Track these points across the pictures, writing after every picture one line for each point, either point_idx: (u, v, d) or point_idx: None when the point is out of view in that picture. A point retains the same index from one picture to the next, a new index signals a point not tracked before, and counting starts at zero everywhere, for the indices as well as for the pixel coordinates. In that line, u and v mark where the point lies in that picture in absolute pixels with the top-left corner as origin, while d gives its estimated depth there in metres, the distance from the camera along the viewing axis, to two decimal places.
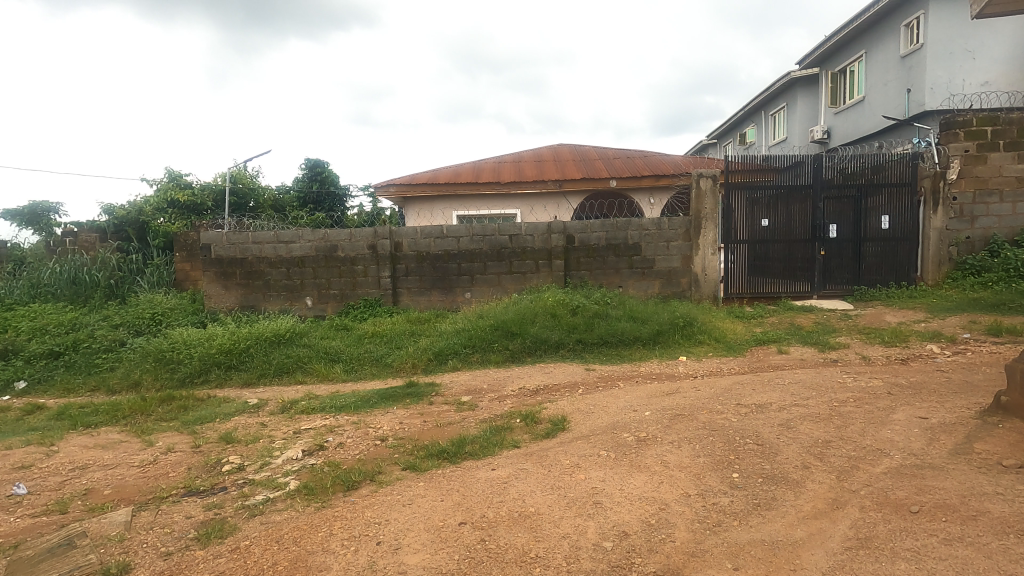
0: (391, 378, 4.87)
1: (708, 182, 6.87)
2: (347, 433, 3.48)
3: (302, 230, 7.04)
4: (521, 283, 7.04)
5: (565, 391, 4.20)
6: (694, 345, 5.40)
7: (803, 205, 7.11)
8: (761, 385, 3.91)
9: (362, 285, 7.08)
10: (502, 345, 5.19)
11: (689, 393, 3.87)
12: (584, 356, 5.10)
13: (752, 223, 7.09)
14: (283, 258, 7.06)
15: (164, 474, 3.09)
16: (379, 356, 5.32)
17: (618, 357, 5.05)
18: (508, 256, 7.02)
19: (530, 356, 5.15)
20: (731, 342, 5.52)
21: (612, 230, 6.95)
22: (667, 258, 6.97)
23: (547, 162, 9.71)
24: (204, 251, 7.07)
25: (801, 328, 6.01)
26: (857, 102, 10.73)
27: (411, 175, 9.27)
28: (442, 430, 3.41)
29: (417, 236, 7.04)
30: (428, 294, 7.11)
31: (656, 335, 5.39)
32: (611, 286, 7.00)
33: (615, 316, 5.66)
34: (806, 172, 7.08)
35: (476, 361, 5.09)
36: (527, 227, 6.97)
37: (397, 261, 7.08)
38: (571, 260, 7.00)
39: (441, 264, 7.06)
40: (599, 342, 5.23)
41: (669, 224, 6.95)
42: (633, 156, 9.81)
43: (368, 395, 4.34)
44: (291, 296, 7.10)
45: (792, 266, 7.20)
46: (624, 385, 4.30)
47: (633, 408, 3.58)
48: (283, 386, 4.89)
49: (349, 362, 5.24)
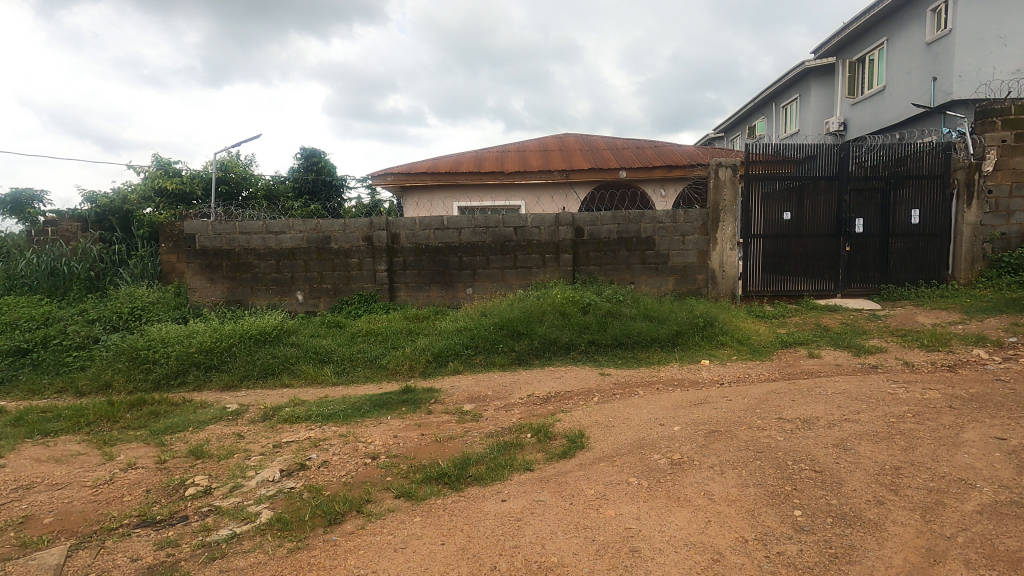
0: (386, 383, 4.43)
1: (727, 172, 6.43)
2: (334, 449, 3.05)
3: (293, 221, 6.59)
4: (526, 278, 6.61)
5: (579, 399, 3.77)
6: (716, 347, 4.98)
7: (827, 198, 6.67)
8: (801, 395, 3.49)
9: (357, 279, 6.64)
10: (507, 346, 4.75)
11: (721, 404, 3.44)
12: (597, 358, 4.67)
13: (774, 216, 6.64)
14: (273, 250, 6.62)
15: (119, 497, 2.66)
16: (373, 356, 4.89)
17: (635, 360, 4.61)
18: (512, 249, 6.58)
19: (538, 359, 4.71)
20: (755, 345, 5.09)
21: (624, 223, 6.51)
22: (682, 253, 6.54)
23: (552, 151, 9.26)
24: (188, 241, 6.61)
25: (829, 330, 5.59)
26: (876, 91, 10.27)
27: (410, 164, 8.81)
28: (442, 446, 2.98)
29: (416, 227, 6.59)
30: (427, 289, 6.67)
31: (675, 336, 4.95)
32: (622, 283, 6.58)
33: (629, 316, 5.23)
34: (832, 162, 6.62)
35: (480, 363, 4.65)
36: (534, 218, 6.52)
37: (394, 255, 6.64)
38: (579, 254, 6.56)
39: (441, 258, 6.62)
40: (613, 343, 4.79)
41: (685, 217, 6.51)
42: (642, 146, 9.36)
43: (359, 402, 3.90)
44: (281, 291, 6.66)
45: (814, 263, 6.76)
46: (645, 394, 3.86)
47: (660, 421, 3.15)
48: (268, 390, 4.45)
49: (340, 364, 4.81)
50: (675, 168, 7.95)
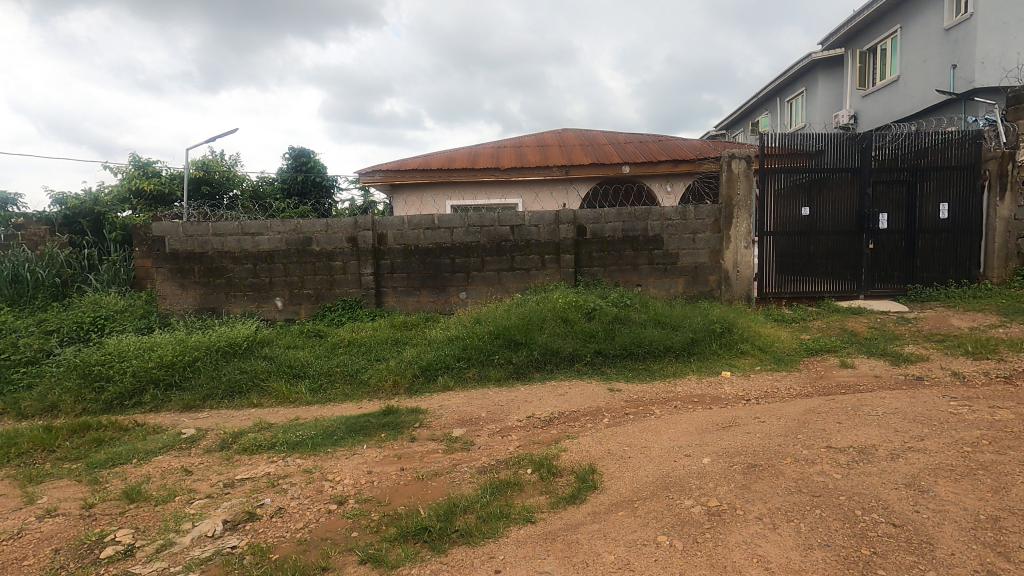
0: (367, 402, 3.91)
1: (742, 164, 5.93)
2: (293, 490, 2.52)
3: (271, 221, 6.08)
4: (524, 281, 6.10)
5: (586, 421, 3.27)
6: (735, 356, 4.47)
7: (848, 191, 6.18)
8: (848, 416, 2.98)
9: (341, 284, 6.12)
10: (504, 357, 4.23)
11: (754, 428, 2.94)
12: (606, 370, 4.16)
13: (791, 211, 6.15)
14: (249, 253, 6.11)
15: (20, 559, 2.13)
16: (354, 370, 4.38)
17: (647, 372, 4.11)
18: (509, 250, 6.07)
19: (539, 372, 4.20)
20: (778, 353, 4.60)
21: (630, 221, 6.02)
22: (693, 252, 6.04)
23: (550, 147, 8.77)
24: (157, 244, 6.09)
25: (856, 335, 5.10)
26: (889, 82, 9.81)
27: (400, 161, 8.31)
28: (426, 486, 2.47)
29: (404, 227, 6.08)
30: (417, 294, 6.16)
31: (691, 344, 4.44)
32: (629, 285, 6.08)
33: (638, 322, 4.73)
34: (852, 153, 6.15)
35: (473, 378, 4.14)
36: (532, 216, 6.02)
37: (381, 256, 6.13)
38: (582, 255, 6.07)
39: (432, 260, 6.12)
40: (622, 353, 4.28)
41: (695, 213, 6.02)
42: (646, 140, 8.87)
43: (333, 426, 3.37)
44: (259, 297, 6.14)
45: (836, 262, 6.25)
46: (662, 413, 3.36)
47: (686, 452, 2.65)
48: (232, 411, 3.93)
49: (316, 380, 4.29)
50: (681, 162, 7.46)
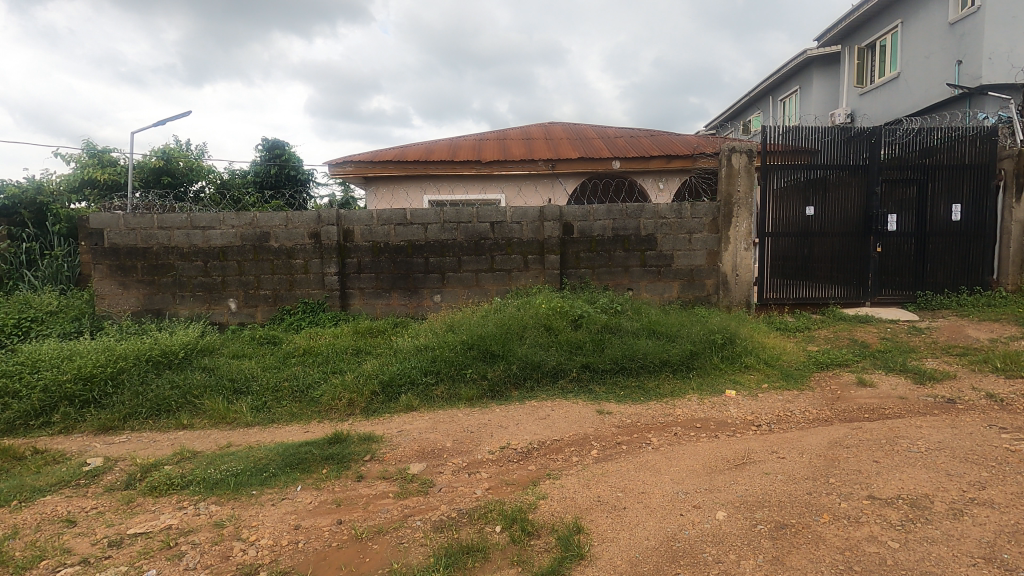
0: (315, 426, 3.34)
1: (742, 159, 5.45)
2: (192, 555, 1.95)
3: (224, 214, 5.47)
4: (505, 283, 5.57)
5: (572, 454, 2.74)
6: (739, 371, 3.97)
7: (855, 190, 5.72)
8: (884, 452, 2.48)
9: (302, 284, 5.53)
10: (478, 372, 3.68)
11: (773, 467, 2.43)
12: (593, 388, 3.61)
13: (794, 211, 5.69)
14: (199, 249, 5.49)
15: None
16: (305, 386, 3.80)
17: (640, 391, 3.58)
18: (488, 249, 5.53)
19: (518, 389, 3.65)
20: (786, 367, 4.12)
21: (621, 219, 5.52)
22: (689, 254, 5.56)
23: (537, 140, 8.25)
24: (94, 238, 5.43)
25: (868, 347, 4.64)
26: (889, 80, 9.44)
27: (374, 152, 7.73)
28: (364, 552, 1.91)
29: (373, 222, 5.51)
30: (386, 297, 5.59)
31: (689, 357, 3.92)
32: (619, 289, 5.58)
33: (630, 331, 4.21)
34: (859, 149, 5.70)
35: (441, 396, 3.58)
36: (514, 212, 5.49)
37: (346, 254, 5.55)
38: (568, 255, 5.54)
39: (404, 259, 5.55)
40: (613, 368, 3.74)
41: (691, 211, 5.54)
42: (637, 134, 8.40)
43: (267, 457, 2.80)
44: (209, 298, 5.53)
45: (842, 266, 5.78)
46: (661, 444, 2.85)
47: (694, 503, 2.13)
48: (155, 435, 3.33)
49: (260, 397, 3.70)
50: (674, 157, 6.98)
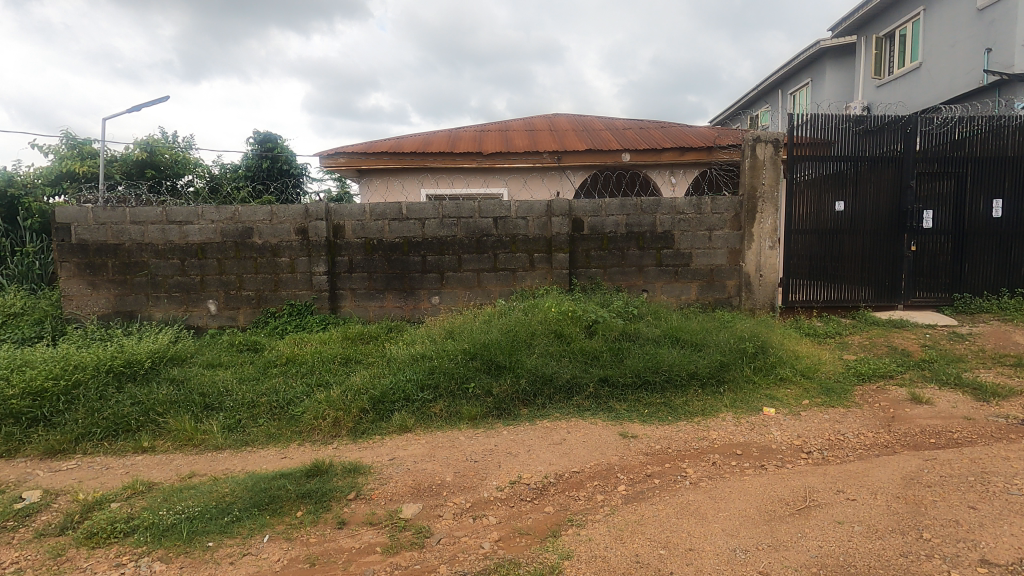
0: (294, 450, 2.90)
1: (768, 149, 5.02)
2: None
3: (202, 207, 5.01)
4: (509, 284, 5.13)
5: (597, 492, 2.30)
6: (774, 385, 3.54)
7: (888, 183, 5.29)
8: (977, 495, 2.05)
9: (288, 284, 5.08)
10: (482, 387, 3.24)
11: (845, 513, 2.00)
12: (613, 406, 3.17)
13: (823, 206, 5.25)
14: (176, 246, 5.03)
15: None
16: (286, 401, 3.36)
17: (667, 409, 3.14)
18: (491, 247, 5.09)
19: (527, 407, 3.20)
20: (826, 380, 3.69)
21: (635, 214, 5.08)
22: (708, 253, 5.13)
23: (541, 131, 7.79)
24: (60, 233, 4.96)
25: (911, 356, 4.21)
26: (910, 70, 8.99)
27: (368, 143, 7.27)
28: None
29: (366, 217, 5.06)
30: (380, 298, 5.14)
31: (720, 369, 3.48)
32: (633, 291, 5.14)
33: (650, 339, 3.79)
34: (893, 139, 5.27)
35: (440, 415, 3.13)
36: (519, 207, 5.05)
37: (337, 252, 5.10)
38: (577, 254, 5.11)
39: (399, 257, 5.10)
40: (635, 382, 3.30)
41: (712, 206, 5.10)
42: (646, 126, 7.95)
43: (233, 493, 2.35)
44: (187, 300, 5.07)
45: (873, 267, 5.35)
46: (701, 478, 2.41)
47: (757, 567, 1.70)
48: (109, 462, 2.88)
49: (233, 414, 3.25)
50: (689, 149, 6.52)
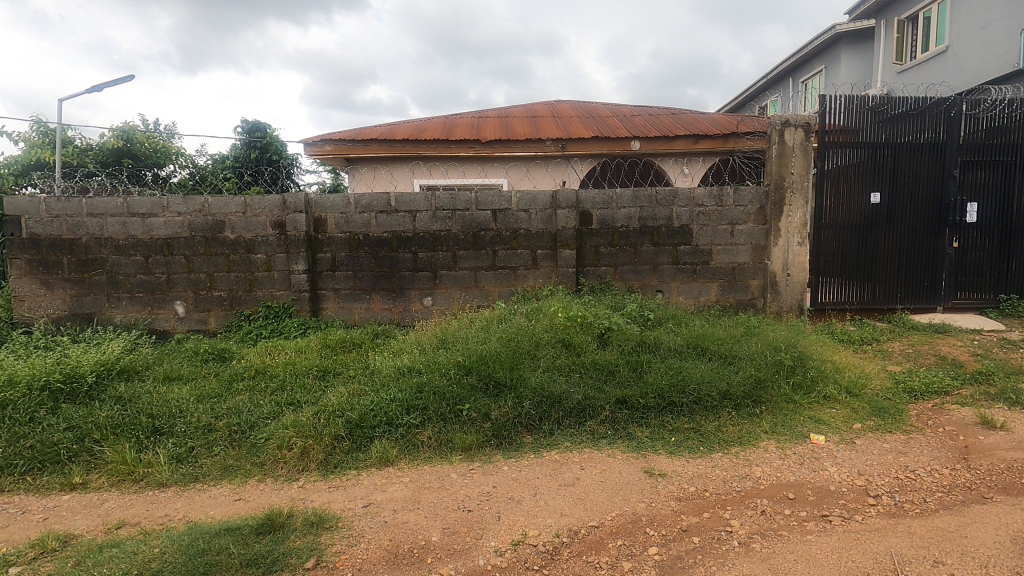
0: (251, 491, 2.39)
1: (798, 135, 4.51)
2: None
3: (168, 198, 4.49)
4: (509, 284, 4.63)
5: (626, 559, 1.80)
6: (816, 405, 3.05)
7: (929, 173, 4.79)
8: None
9: (264, 284, 4.57)
10: (477, 409, 2.74)
11: None
12: (633, 433, 2.68)
13: (857, 199, 4.74)
14: (139, 242, 4.52)
15: None
16: (249, 425, 2.86)
17: (697, 437, 2.65)
18: (489, 243, 4.59)
19: (531, 435, 2.70)
20: (874, 398, 3.21)
21: (649, 207, 4.58)
22: (730, 249, 4.64)
23: (543, 118, 7.27)
24: (8, 227, 4.43)
25: (965, 367, 3.73)
26: (935, 54, 8.47)
27: (357, 130, 6.75)
28: None
29: (350, 209, 4.54)
30: (366, 300, 4.64)
31: (756, 387, 2.99)
32: (646, 291, 4.65)
33: (672, 350, 3.30)
34: (935, 124, 4.76)
35: (428, 444, 2.63)
36: (520, 198, 4.54)
37: (318, 248, 4.58)
38: (585, 250, 4.61)
39: (387, 254, 4.60)
40: (659, 404, 2.81)
41: (734, 198, 4.59)
42: (656, 113, 7.41)
43: (162, 557, 1.85)
44: (152, 301, 4.56)
45: (912, 265, 4.85)
46: (752, 537, 1.91)
47: None
48: (26, 504, 2.38)
49: (184, 441, 2.75)
50: (704, 136, 6.01)
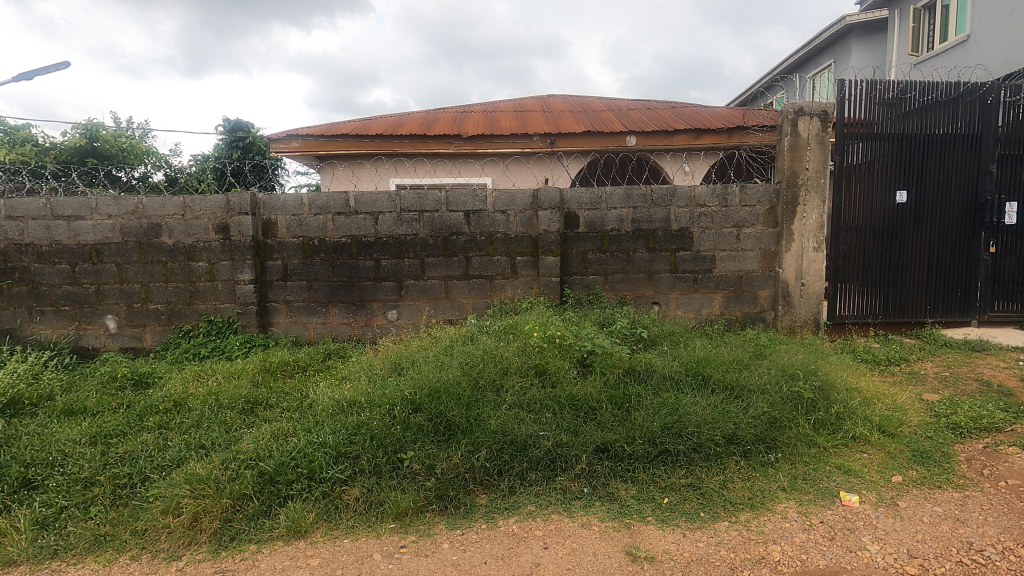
0: None
1: (813, 125, 3.94)
2: None
3: (97, 198, 3.96)
4: (485, 296, 4.08)
5: None
6: (843, 449, 2.49)
7: (962, 169, 4.22)
8: None
9: (206, 296, 4.03)
10: (421, 461, 2.18)
11: None
12: (616, 492, 2.12)
13: (881, 198, 4.17)
14: (64, 248, 3.98)
15: None
16: (141, 478, 2.30)
17: (697, 498, 2.09)
18: (462, 249, 4.04)
19: (487, 495, 2.15)
20: (915, 438, 2.63)
21: (643, 207, 4.03)
22: (736, 256, 4.08)
23: (532, 112, 6.72)
24: None
25: (1016, 396, 3.15)
26: (955, 44, 7.89)
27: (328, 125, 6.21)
28: None
29: (303, 210, 4.00)
30: (322, 314, 4.09)
31: (769, 429, 2.43)
32: (640, 303, 4.10)
33: (668, 378, 2.74)
34: (969, 113, 4.19)
35: (356, 507, 2.08)
36: (497, 197, 3.99)
37: (267, 255, 4.04)
38: (570, 256, 4.06)
39: (346, 261, 4.05)
40: (649, 451, 2.25)
41: (741, 197, 4.03)
42: (655, 107, 6.84)
43: None
44: (79, 315, 4.03)
45: (943, 273, 4.27)
46: None
47: None
48: None
49: (54, 499, 2.20)
50: (706, 131, 5.46)
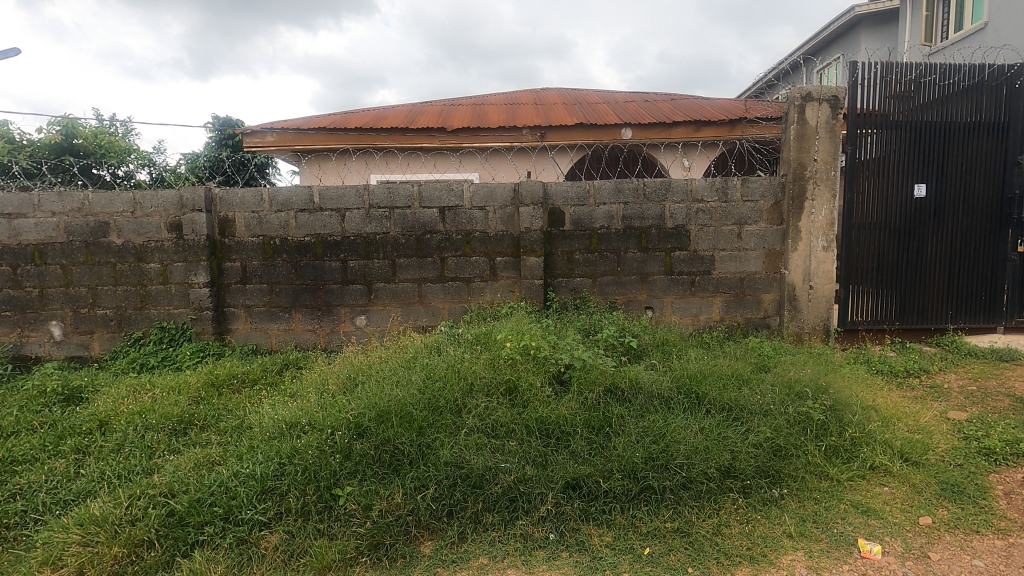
0: None
1: (822, 112, 3.57)
2: None
3: (39, 194, 3.63)
4: (461, 300, 3.74)
5: None
6: (860, 483, 2.12)
7: (989, 161, 3.83)
8: None
9: (159, 300, 3.71)
10: (357, 500, 1.83)
11: None
12: (588, 540, 1.77)
13: (897, 193, 3.79)
14: (4, 248, 3.66)
15: None
16: (34, 517, 1.97)
17: (685, 548, 1.73)
18: (436, 249, 3.70)
19: (433, 542, 1.81)
20: (945, 467, 2.26)
21: (635, 203, 3.67)
22: (737, 256, 3.72)
23: (523, 105, 6.38)
24: None
25: None
26: (973, 32, 7.49)
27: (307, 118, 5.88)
28: None
29: (263, 207, 3.66)
30: (284, 319, 3.76)
31: (773, 459, 2.08)
32: (632, 308, 3.74)
33: (657, 397, 2.38)
34: (994, 99, 3.81)
35: (275, 559, 1.73)
36: (474, 192, 3.65)
37: (225, 256, 3.71)
38: (554, 256, 3.70)
39: (310, 263, 3.71)
40: (629, 488, 1.90)
41: (743, 192, 3.67)
42: (653, 99, 6.47)
43: None
44: (21, 322, 3.72)
45: (967, 275, 3.89)
46: None
47: None
48: None
49: None
50: (707, 123, 5.09)
